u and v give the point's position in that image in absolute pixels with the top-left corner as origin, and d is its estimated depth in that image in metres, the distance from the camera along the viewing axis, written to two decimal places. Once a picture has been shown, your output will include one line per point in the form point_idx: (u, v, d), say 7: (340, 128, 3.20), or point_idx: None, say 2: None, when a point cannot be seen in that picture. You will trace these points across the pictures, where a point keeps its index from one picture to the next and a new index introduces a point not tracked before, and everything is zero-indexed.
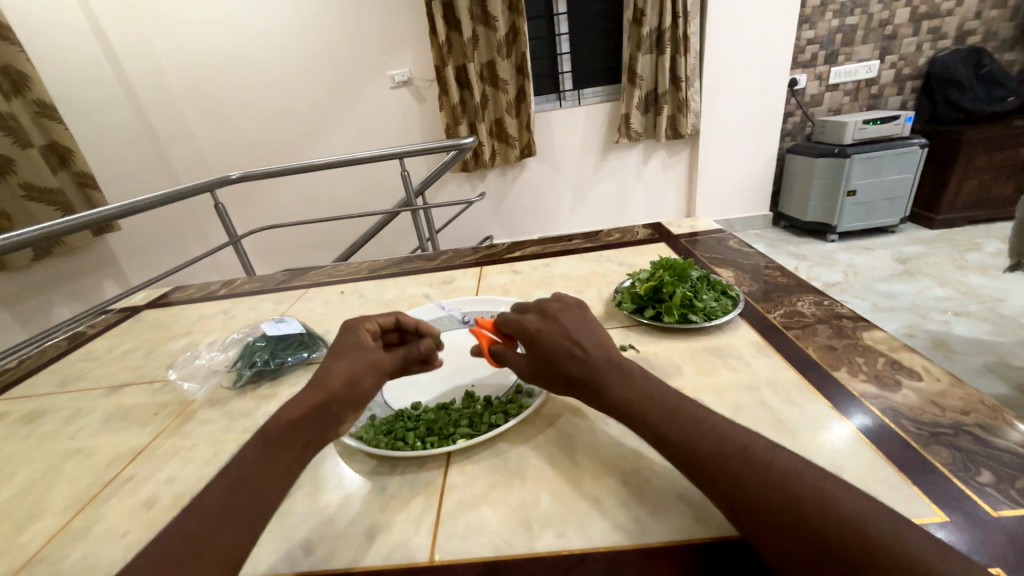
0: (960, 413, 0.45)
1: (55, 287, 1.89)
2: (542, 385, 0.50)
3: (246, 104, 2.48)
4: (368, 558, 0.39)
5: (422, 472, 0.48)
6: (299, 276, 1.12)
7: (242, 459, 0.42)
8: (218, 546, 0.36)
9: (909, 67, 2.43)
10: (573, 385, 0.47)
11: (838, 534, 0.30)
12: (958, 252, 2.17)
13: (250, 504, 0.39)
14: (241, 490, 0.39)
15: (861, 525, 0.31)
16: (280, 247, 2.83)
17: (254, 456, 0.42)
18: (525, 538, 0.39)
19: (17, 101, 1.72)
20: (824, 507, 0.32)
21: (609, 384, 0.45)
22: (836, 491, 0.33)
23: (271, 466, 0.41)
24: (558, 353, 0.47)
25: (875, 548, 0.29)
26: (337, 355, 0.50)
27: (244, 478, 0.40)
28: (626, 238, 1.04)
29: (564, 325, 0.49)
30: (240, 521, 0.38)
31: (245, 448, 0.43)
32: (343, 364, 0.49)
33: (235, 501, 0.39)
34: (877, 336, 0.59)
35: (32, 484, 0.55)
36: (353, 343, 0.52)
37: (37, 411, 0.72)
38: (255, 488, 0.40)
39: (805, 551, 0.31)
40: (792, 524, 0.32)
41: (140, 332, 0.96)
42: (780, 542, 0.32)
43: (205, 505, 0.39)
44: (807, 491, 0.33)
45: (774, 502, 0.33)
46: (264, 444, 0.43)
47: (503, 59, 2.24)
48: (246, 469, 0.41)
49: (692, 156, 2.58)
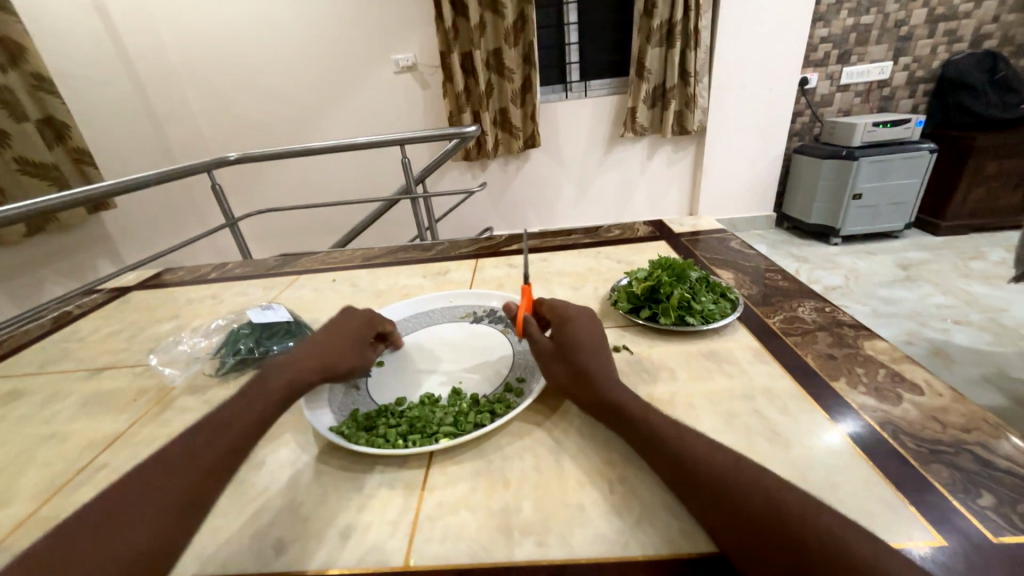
0: (961, 430, 0.44)
1: (48, 264, 1.87)
2: (544, 365, 0.52)
3: (247, 84, 2.44)
4: (341, 560, 0.38)
5: (402, 471, 0.46)
6: (292, 262, 1.10)
7: (228, 408, 0.45)
8: (196, 481, 0.38)
9: (923, 70, 2.39)
10: (574, 373, 0.49)
11: (818, 543, 0.30)
12: (962, 260, 2.15)
13: (232, 448, 0.41)
14: (224, 434, 0.42)
15: (843, 539, 0.30)
16: (278, 231, 2.80)
17: (244, 407, 0.45)
18: (504, 545, 0.38)
19: (14, 73, 1.69)
20: (807, 518, 0.31)
21: (611, 383, 0.47)
22: (820, 507, 0.32)
23: (254, 417, 0.44)
24: (584, 343, 0.51)
25: (853, 561, 0.28)
26: (352, 335, 0.58)
27: (230, 425, 0.43)
28: (625, 234, 1.02)
29: (595, 328, 0.54)
30: (219, 463, 0.40)
31: (238, 396, 0.46)
32: (351, 354, 0.56)
33: (217, 443, 0.41)
34: (879, 346, 0.57)
35: (3, 468, 0.54)
36: (366, 334, 0.60)
37: (15, 392, 0.71)
38: (239, 435, 0.42)
39: (785, 563, 0.30)
40: (774, 533, 0.31)
41: (126, 314, 0.95)
42: (762, 552, 0.31)
43: (188, 446, 0.40)
44: (791, 502, 0.33)
45: (758, 509, 0.33)
46: (260, 393, 0.47)
47: (510, 48, 2.19)
48: (232, 417, 0.44)
49: (697, 153, 2.54)
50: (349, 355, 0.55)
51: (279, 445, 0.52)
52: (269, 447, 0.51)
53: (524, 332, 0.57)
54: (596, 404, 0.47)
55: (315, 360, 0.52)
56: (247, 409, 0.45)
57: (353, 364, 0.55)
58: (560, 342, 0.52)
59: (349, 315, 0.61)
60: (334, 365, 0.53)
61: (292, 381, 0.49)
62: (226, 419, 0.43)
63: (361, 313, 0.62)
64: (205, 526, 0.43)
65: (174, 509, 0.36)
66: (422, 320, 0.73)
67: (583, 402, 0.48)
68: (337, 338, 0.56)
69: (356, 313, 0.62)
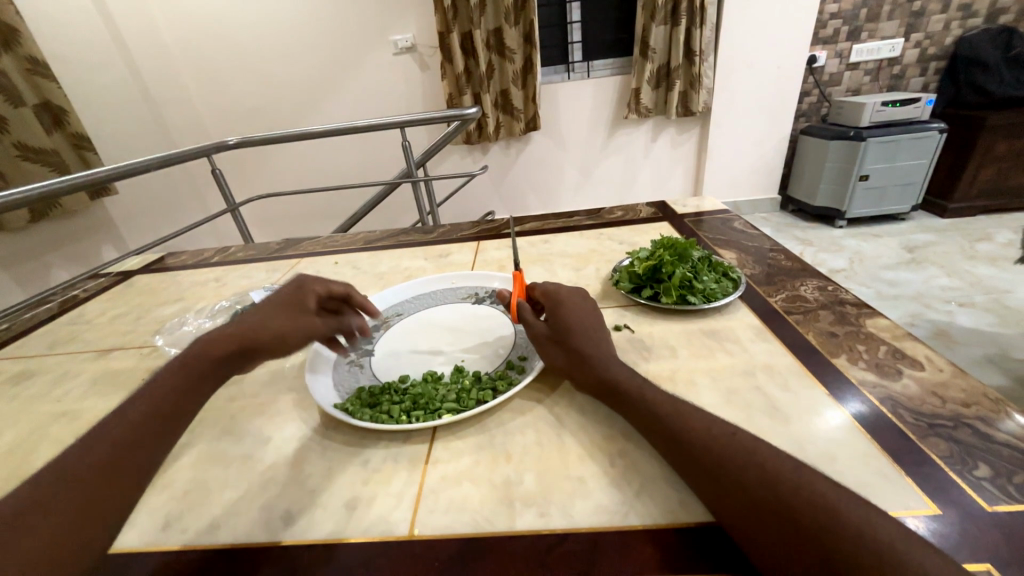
0: (961, 405, 0.44)
1: (53, 250, 1.88)
2: (543, 350, 0.52)
3: (244, 68, 2.40)
4: (348, 530, 0.39)
5: (406, 446, 0.47)
6: (294, 246, 1.10)
7: (153, 383, 0.44)
8: (134, 456, 0.38)
9: (935, 47, 2.32)
10: (571, 358, 0.50)
11: (810, 513, 0.30)
12: (968, 242, 2.13)
13: (167, 421, 0.42)
14: (156, 408, 0.42)
15: (833, 509, 0.30)
16: (280, 216, 2.79)
17: (173, 379, 0.44)
18: (506, 516, 0.38)
19: (7, 56, 1.67)
20: (800, 489, 0.32)
21: (608, 361, 0.48)
22: (814, 477, 0.32)
23: (185, 389, 0.44)
24: (579, 326, 0.51)
25: (847, 531, 0.29)
26: (283, 303, 0.53)
27: (162, 398, 0.43)
28: (628, 216, 1.01)
29: (586, 308, 0.54)
30: (155, 438, 0.40)
31: (161, 373, 0.45)
32: (276, 320, 0.51)
33: (151, 418, 0.41)
34: (880, 324, 0.57)
35: (17, 445, 0.55)
36: (305, 300, 0.54)
37: (25, 373, 0.72)
38: (172, 408, 0.42)
39: (778, 533, 0.31)
40: (768, 506, 0.32)
41: (132, 297, 0.96)
42: (756, 524, 0.32)
43: (120, 422, 0.40)
44: (785, 474, 0.33)
45: (753, 483, 0.33)
46: (187, 366, 0.46)
47: (510, 27, 2.13)
48: (163, 390, 0.43)
49: (702, 134, 2.50)
50: (273, 323, 0.51)
51: (284, 423, 0.52)
52: (275, 423, 0.52)
53: (518, 318, 0.57)
54: (594, 383, 0.47)
55: (224, 334, 0.49)
56: (177, 383, 0.44)
57: (282, 332, 0.50)
58: (554, 327, 0.52)
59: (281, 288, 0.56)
60: (255, 334, 0.49)
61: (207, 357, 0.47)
62: (154, 394, 0.43)
63: (291, 283, 0.56)
64: (214, 499, 0.44)
65: (116, 486, 0.36)
66: (424, 301, 0.74)
67: (581, 383, 0.49)
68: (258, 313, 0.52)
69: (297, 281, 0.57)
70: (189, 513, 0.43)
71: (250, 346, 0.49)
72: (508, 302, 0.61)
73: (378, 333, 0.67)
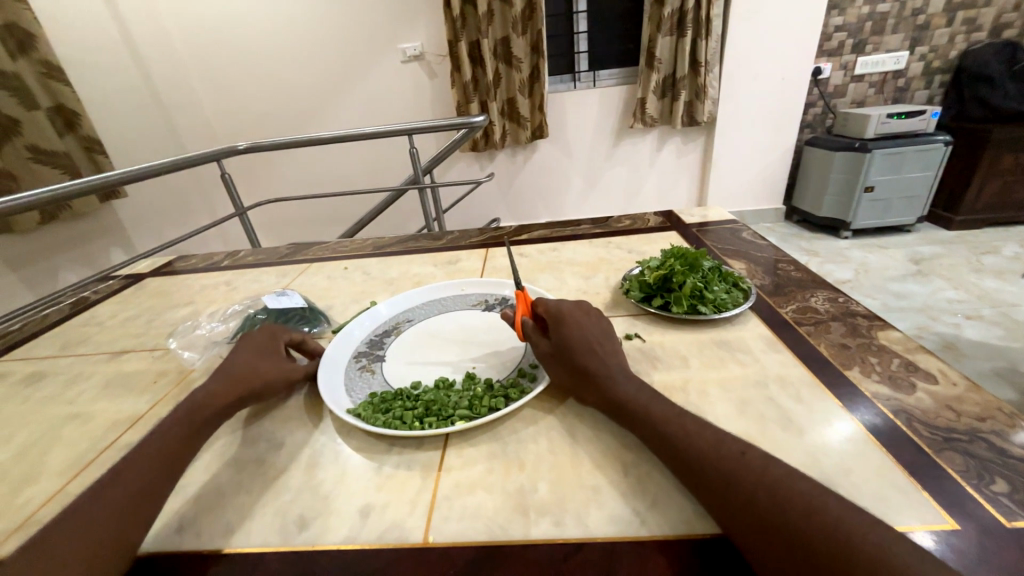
0: (975, 419, 0.44)
1: (62, 252, 1.89)
2: (551, 369, 0.52)
3: (254, 74, 2.44)
4: (362, 536, 0.39)
5: (420, 452, 0.47)
6: (303, 250, 1.11)
7: (150, 437, 0.45)
8: (134, 510, 0.39)
9: (940, 60, 2.33)
10: (579, 376, 0.49)
11: (821, 537, 0.30)
12: (974, 254, 2.12)
13: (168, 472, 0.43)
14: (154, 459, 0.43)
15: (845, 534, 0.30)
16: (287, 221, 2.82)
17: (177, 431, 0.46)
18: (521, 524, 0.39)
19: (23, 61, 1.70)
20: (811, 511, 0.32)
21: (613, 378, 0.48)
22: (827, 499, 0.32)
23: (180, 439, 0.46)
24: (582, 343, 0.51)
25: (858, 554, 0.29)
26: (260, 350, 0.58)
27: (167, 448, 0.44)
28: (636, 225, 1.02)
29: (589, 323, 0.54)
30: (156, 488, 0.41)
31: (160, 426, 0.46)
32: (266, 366, 0.56)
33: (150, 469, 0.42)
34: (893, 336, 0.57)
35: (31, 446, 0.56)
36: (277, 346, 0.60)
37: (38, 374, 0.73)
38: (172, 458, 0.44)
39: (791, 556, 0.30)
40: (781, 529, 0.32)
41: (143, 300, 0.96)
42: (768, 546, 0.32)
43: (140, 460, 0.43)
44: (796, 496, 0.33)
45: (764, 504, 0.33)
46: (187, 418, 0.48)
47: (518, 36, 2.16)
48: (164, 441, 0.45)
49: (707, 144, 2.51)
50: (261, 370, 0.55)
51: (296, 427, 0.53)
52: (287, 428, 0.53)
53: (523, 336, 0.56)
54: (600, 400, 0.47)
55: (222, 386, 0.52)
56: (174, 433, 0.46)
57: (274, 377, 0.55)
58: (557, 344, 0.52)
59: (251, 337, 0.60)
60: (249, 382, 0.53)
61: (210, 403, 0.50)
62: (165, 435, 0.45)
63: (261, 332, 0.61)
64: (228, 504, 0.44)
65: (118, 540, 0.37)
66: (434, 308, 0.75)
67: (587, 400, 0.49)
68: (242, 360, 0.56)
69: (256, 333, 0.61)
70: (202, 518, 0.43)
71: (249, 390, 0.53)
72: (511, 320, 0.59)
73: (389, 339, 0.67)
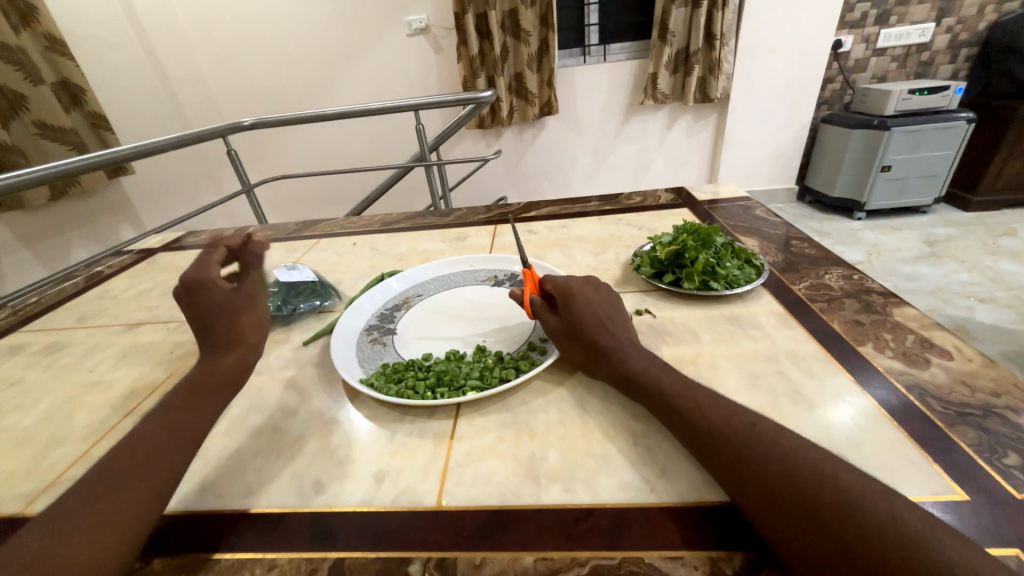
0: (991, 394, 0.44)
1: (73, 228, 1.92)
2: (562, 347, 0.52)
3: (257, 49, 2.39)
4: (378, 499, 0.40)
5: (432, 421, 0.48)
6: (311, 226, 1.11)
7: (168, 405, 0.45)
8: (151, 473, 0.39)
9: (967, 32, 2.23)
10: (591, 353, 0.49)
11: (833, 507, 0.30)
12: (992, 237, 2.07)
13: (185, 439, 0.43)
14: (169, 428, 0.43)
15: (856, 502, 0.30)
16: (293, 199, 2.81)
17: (187, 396, 0.46)
18: (531, 490, 0.39)
19: (27, 35, 1.68)
20: (822, 483, 0.32)
21: (625, 352, 0.48)
22: (838, 469, 0.32)
23: (196, 408, 0.45)
24: (594, 318, 0.51)
25: (871, 527, 0.28)
26: (216, 303, 0.52)
27: (176, 413, 0.44)
28: (647, 202, 1.00)
29: (599, 298, 0.53)
30: (173, 455, 0.41)
31: (166, 398, 0.46)
32: (242, 314, 0.53)
33: (168, 438, 0.42)
34: (909, 314, 0.56)
35: (55, 412, 0.57)
36: (220, 290, 0.53)
37: (57, 344, 0.74)
38: (190, 428, 0.44)
39: (797, 523, 0.31)
40: (791, 500, 0.32)
41: (156, 274, 0.97)
42: (776, 517, 0.32)
43: (156, 426, 0.43)
44: (806, 466, 0.33)
45: (773, 475, 0.33)
46: (190, 388, 0.47)
47: (526, 8, 2.08)
48: (175, 409, 0.45)
49: (719, 121, 2.45)
50: (239, 317, 0.53)
51: (308, 397, 0.54)
52: (303, 396, 0.54)
53: (532, 314, 0.56)
54: (611, 375, 0.48)
55: (224, 358, 0.50)
56: (187, 401, 0.46)
57: (254, 315, 0.54)
58: (568, 321, 0.52)
59: (191, 295, 0.52)
60: (241, 341, 0.52)
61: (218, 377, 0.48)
62: (183, 401, 0.46)
63: (187, 288, 0.52)
64: (247, 467, 0.45)
65: (139, 502, 0.37)
66: (443, 283, 0.75)
67: (599, 374, 0.49)
68: (215, 325, 0.52)
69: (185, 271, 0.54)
70: (222, 480, 0.44)
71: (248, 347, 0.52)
72: (520, 298, 0.59)
73: (400, 313, 0.68)
